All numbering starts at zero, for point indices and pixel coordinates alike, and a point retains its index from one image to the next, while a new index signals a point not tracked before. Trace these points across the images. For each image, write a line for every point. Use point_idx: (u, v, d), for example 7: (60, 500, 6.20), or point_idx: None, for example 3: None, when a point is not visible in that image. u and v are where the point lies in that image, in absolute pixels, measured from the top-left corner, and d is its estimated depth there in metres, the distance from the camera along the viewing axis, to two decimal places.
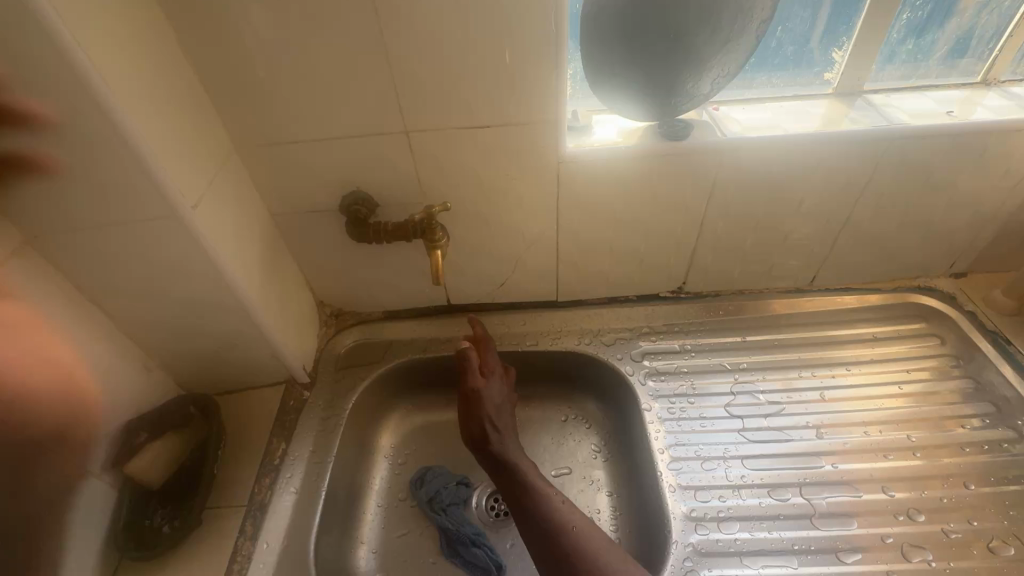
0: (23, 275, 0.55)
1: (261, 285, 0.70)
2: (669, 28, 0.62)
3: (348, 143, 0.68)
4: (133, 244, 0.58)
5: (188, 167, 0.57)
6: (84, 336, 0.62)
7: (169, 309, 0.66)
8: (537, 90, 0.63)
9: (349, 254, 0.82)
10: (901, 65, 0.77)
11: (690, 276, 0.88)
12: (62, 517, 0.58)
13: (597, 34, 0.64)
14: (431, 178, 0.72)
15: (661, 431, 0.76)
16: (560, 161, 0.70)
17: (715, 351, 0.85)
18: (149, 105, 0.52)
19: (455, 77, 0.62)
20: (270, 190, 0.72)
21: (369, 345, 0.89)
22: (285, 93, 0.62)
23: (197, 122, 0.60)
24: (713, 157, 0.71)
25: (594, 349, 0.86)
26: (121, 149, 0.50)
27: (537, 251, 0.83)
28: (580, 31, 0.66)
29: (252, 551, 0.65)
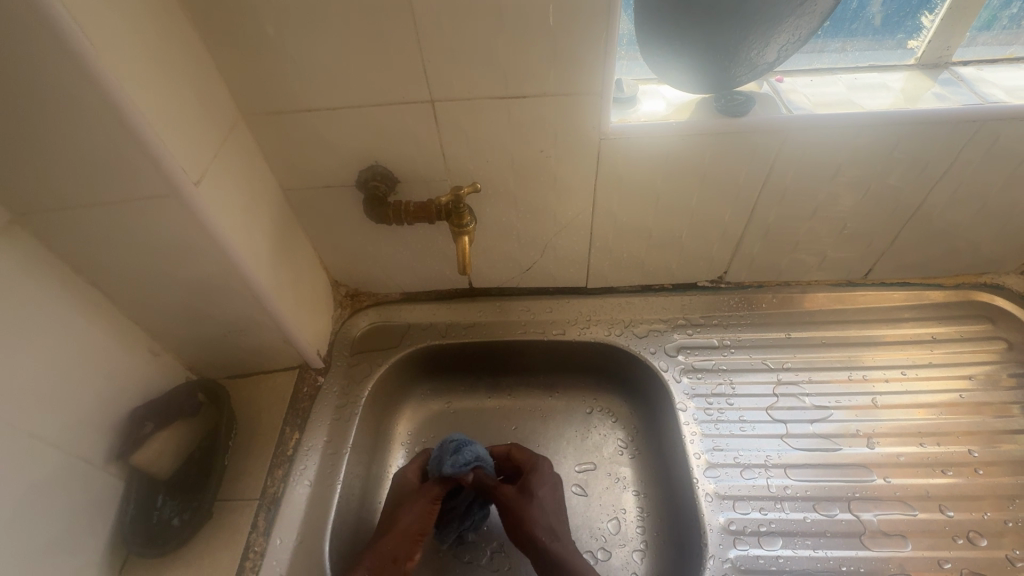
0: (14, 257, 0.51)
1: (272, 268, 0.65)
2: None
3: (366, 113, 0.61)
4: (132, 224, 0.53)
5: (190, 140, 0.51)
6: (84, 321, 0.58)
7: (174, 293, 0.61)
8: (582, 56, 0.55)
9: (367, 233, 0.76)
10: (1000, 33, 0.67)
11: (733, 266, 0.81)
12: (67, 512, 0.55)
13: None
14: (458, 154, 0.65)
15: (697, 434, 0.71)
16: (603, 138, 0.63)
17: (756, 347, 0.79)
18: (143, 68, 0.46)
19: (490, 40, 0.54)
20: (281, 163, 0.66)
21: (386, 328, 0.85)
22: (297, 55, 0.55)
23: (199, 87, 0.53)
24: (777, 140, 0.63)
25: (625, 341, 0.81)
26: (113, 120, 0.44)
27: (569, 236, 0.76)
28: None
29: (265, 548, 0.62)
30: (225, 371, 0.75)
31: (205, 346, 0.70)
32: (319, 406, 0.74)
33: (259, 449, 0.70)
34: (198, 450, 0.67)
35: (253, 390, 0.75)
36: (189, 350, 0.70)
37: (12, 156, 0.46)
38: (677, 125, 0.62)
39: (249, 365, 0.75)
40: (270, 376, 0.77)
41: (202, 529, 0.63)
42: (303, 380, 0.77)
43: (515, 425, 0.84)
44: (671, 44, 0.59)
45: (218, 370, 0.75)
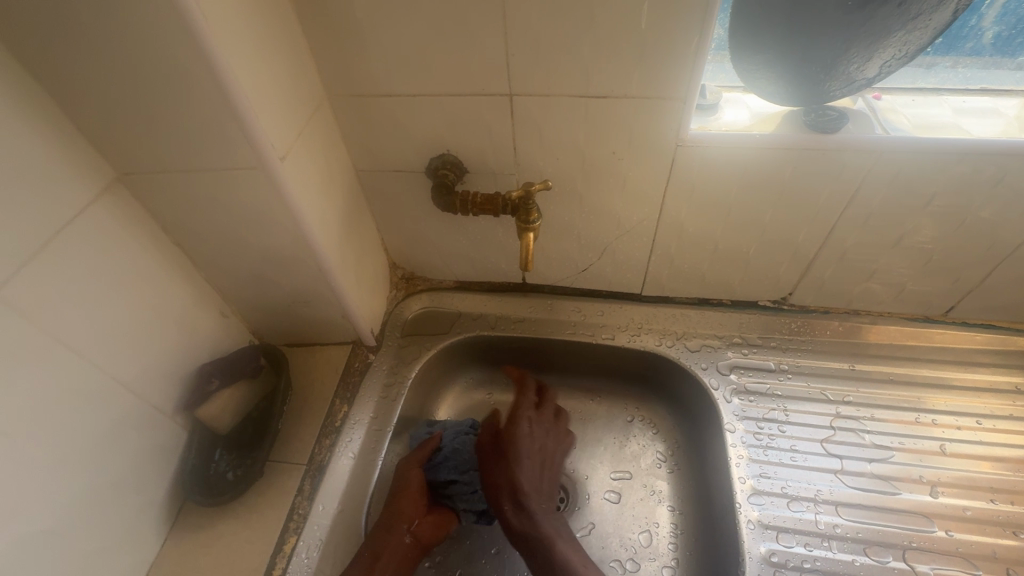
0: (115, 213, 0.54)
1: (339, 245, 0.67)
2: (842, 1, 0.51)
3: (445, 103, 0.61)
4: (220, 193, 0.56)
5: (279, 116, 0.53)
6: (168, 279, 0.62)
7: (248, 261, 0.64)
8: (671, 58, 0.54)
9: (430, 219, 0.78)
10: None
11: (800, 288, 0.78)
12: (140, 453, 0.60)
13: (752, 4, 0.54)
14: (530, 149, 0.65)
15: (744, 458, 0.69)
16: (680, 144, 0.61)
17: (816, 376, 0.76)
18: (245, 43, 0.48)
19: (578, 38, 0.53)
20: (357, 145, 0.68)
21: (436, 314, 0.86)
22: (386, 41, 0.56)
23: (292, 66, 0.55)
24: (867, 160, 0.59)
25: (676, 353, 0.79)
26: (215, 93, 0.46)
27: (630, 241, 0.75)
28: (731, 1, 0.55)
29: (308, 511, 0.64)
30: (284, 339, 0.79)
31: (270, 313, 0.73)
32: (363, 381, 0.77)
33: (310, 417, 0.73)
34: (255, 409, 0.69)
35: (309, 360, 0.79)
36: (255, 315, 0.74)
37: (124, 121, 0.49)
38: (760, 138, 0.60)
39: (307, 336, 0.78)
40: (326, 348, 0.80)
41: (253, 485, 0.66)
42: (355, 355, 0.79)
43: None
44: (767, 49, 0.56)
45: (278, 337, 0.78)
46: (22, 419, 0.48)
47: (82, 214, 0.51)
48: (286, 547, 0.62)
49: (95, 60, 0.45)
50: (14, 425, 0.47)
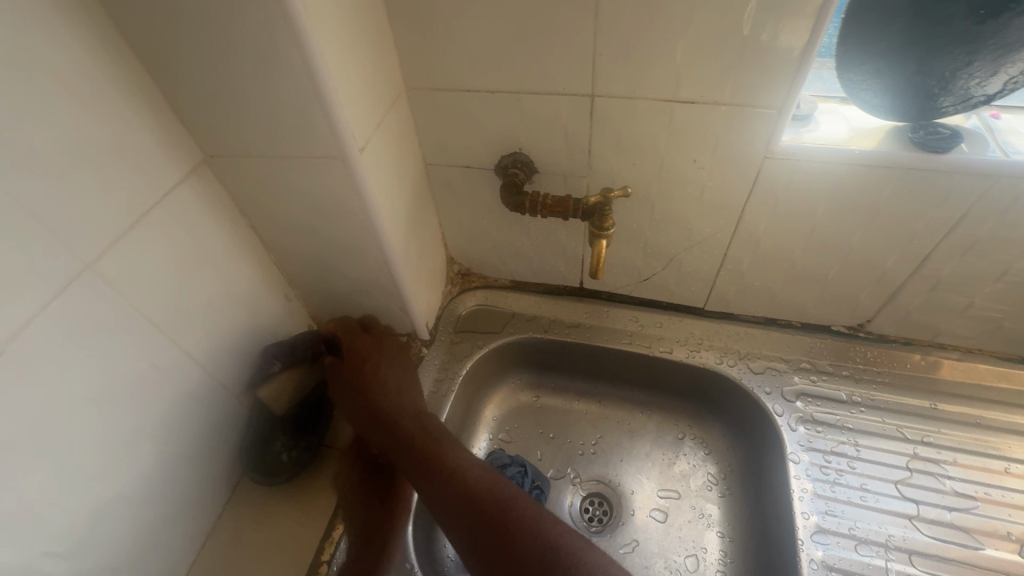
0: (200, 193, 0.56)
1: (404, 238, 0.67)
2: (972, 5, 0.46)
3: (523, 101, 0.60)
4: (300, 180, 0.56)
5: (362, 108, 0.53)
6: (241, 260, 0.63)
7: (316, 248, 0.65)
8: (771, 65, 0.50)
9: (493, 217, 0.77)
10: None
11: (880, 316, 0.73)
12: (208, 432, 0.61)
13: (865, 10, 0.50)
14: (605, 153, 0.63)
15: (808, 492, 0.65)
16: (767, 156, 0.58)
17: (891, 411, 0.71)
18: (337, 33, 0.47)
19: (672, 39, 0.51)
20: (429, 139, 0.68)
21: (490, 312, 0.86)
22: (471, 36, 0.55)
23: (377, 57, 0.55)
24: (980, 185, 0.54)
25: (737, 373, 0.76)
26: (305, 83, 0.46)
27: (700, 253, 0.72)
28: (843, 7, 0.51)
29: (356, 500, 0.65)
30: None
31: (332, 299, 0.74)
32: (397, 364, 0.74)
33: None
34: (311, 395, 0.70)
35: None
36: (317, 301, 0.75)
37: (216, 105, 0.50)
38: (858, 154, 0.55)
39: None
40: None
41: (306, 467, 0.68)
42: (408, 348, 0.80)
43: (600, 435, 0.82)
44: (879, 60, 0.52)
45: None
46: (121, 388, 0.50)
47: (172, 193, 0.53)
48: (334, 533, 0.63)
49: (196, 45, 0.45)
50: (116, 393, 0.49)
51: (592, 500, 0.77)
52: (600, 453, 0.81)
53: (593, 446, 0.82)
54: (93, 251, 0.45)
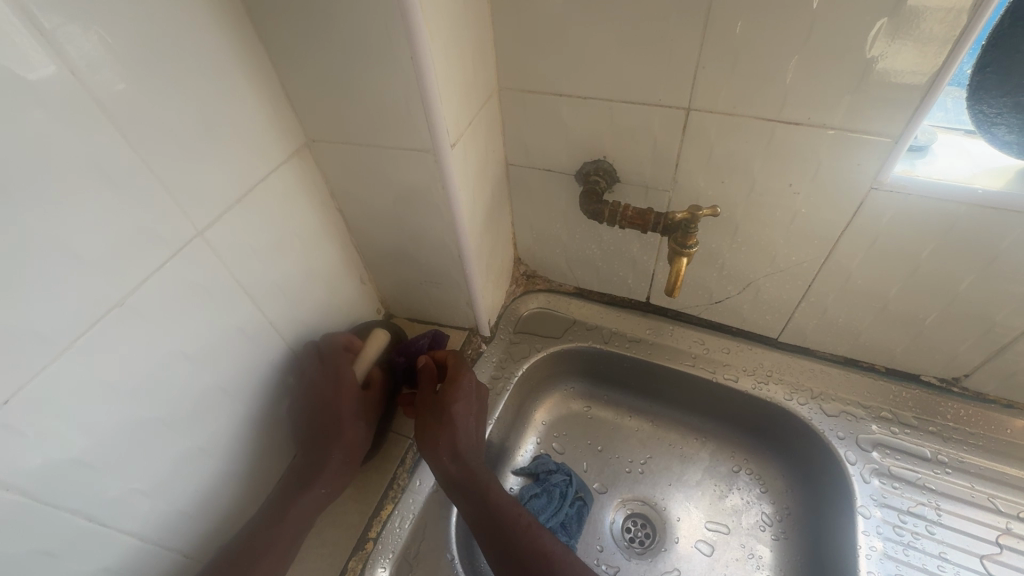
0: (299, 173, 0.60)
1: (479, 235, 0.69)
2: None
3: (615, 109, 0.59)
4: (391, 170, 0.59)
5: (459, 105, 0.54)
6: (326, 240, 0.67)
7: (396, 235, 0.68)
8: (891, 91, 0.47)
9: (566, 223, 0.77)
10: None
11: (981, 372, 0.66)
12: (286, 403, 0.65)
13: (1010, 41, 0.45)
14: (693, 168, 0.61)
15: (877, 552, 0.61)
16: (872, 188, 0.54)
17: (983, 478, 0.64)
18: (445, 32, 0.49)
19: (784, 56, 0.49)
20: (514, 139, 0.68)
21: (551, 317, 0.85)
22: (572, 42, 0.55)
23: (478, 56, 0.56)
24: None
25: (807, 412, 0.71)
26: (410, 78, 0.48)
27: (781, 281, 0.68)
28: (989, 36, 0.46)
29: (406, 484, 0.67)
30: (406, 312, 0.82)
31: (402, 286, 0.77)
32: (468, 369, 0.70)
33: None
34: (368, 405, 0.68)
35: None
36: (388, 286, 0.78)
37: (325, 92, 0.53)
38: (981, 194, 0.51)
39: (428, 314, 0.81)
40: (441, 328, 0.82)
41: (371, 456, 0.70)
42: (468, 342, 0.81)
43: (649, 455, 0.80)
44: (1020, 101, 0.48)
45: (402, 310, 0.82)
46: (220, 352, 0.53)
47: (276, 171, 0.56)
48: (383, 513, 0.65)
49: (316, 34, 0.48)
50: (217, 358, 0.53)
51: (635, 520, 0.75)
52: (648, 474, 0.79)
53: (640, 466, 0.80)
54: (208, 219, 0.49)
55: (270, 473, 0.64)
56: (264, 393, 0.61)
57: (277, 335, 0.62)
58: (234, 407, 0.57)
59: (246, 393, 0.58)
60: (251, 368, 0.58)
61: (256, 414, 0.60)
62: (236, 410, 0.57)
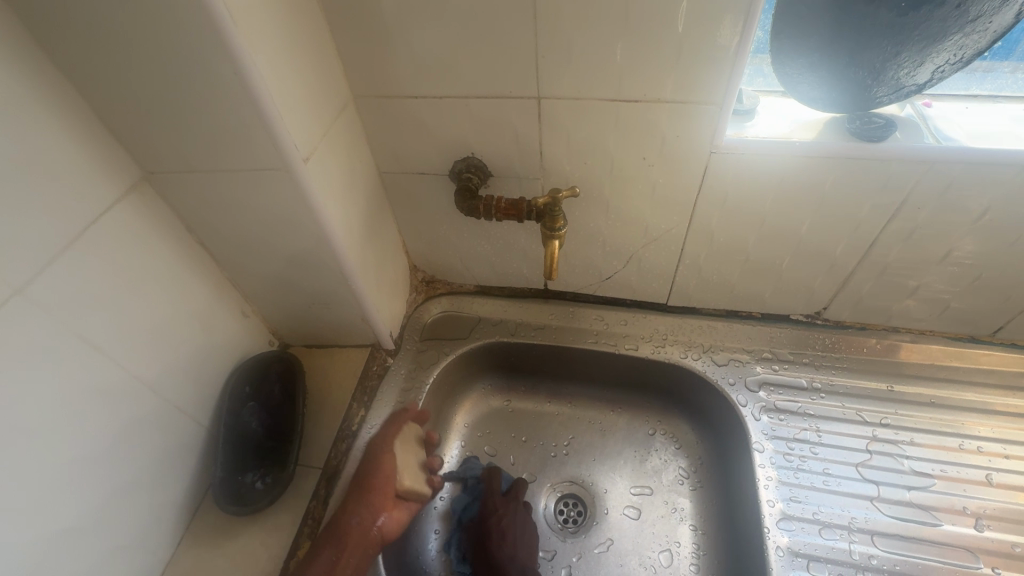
0: (140, 211, 0.55)
1: (360, 248, 0.67)
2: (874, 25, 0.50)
3: (470, 106, 0.60)
4: (247, 193, 0.56)
5: (305, 117, 0.53)
6: (190, 277, 0.62)
7: (272, 262, 0.65)
8: (704, 61, 0.52)
9: (452, 224, 0.76)
10: None
11: (835, 303, 0.74)
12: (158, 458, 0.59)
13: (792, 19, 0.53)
14: (556, 153, 0.63)
15: (773, 480, 0.67)
16: (713, 152, 0.59)
17: (850, 396, 0.73)
18: (272, 46, 0.47)
19: (610, 40, 0.52)
20: (380, 147, 0.67)
21: (455, 319, 0.85)
22: (413, 45, 0.56)
23: (318, 66, 0.55)
24: (915, 169, 0.56)
25: (702, 366, 0.77)
26: (241, 95, 0.46)
27: (658, 250, 0.73)
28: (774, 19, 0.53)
29: (322, 517, 0.64)
30: (303, 339, 0.78)
31: (291, 313, 0.73)
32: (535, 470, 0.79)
33: (326, 420, 0.72)
34: (259, 425, 0.67)
35: (326, 362, 0.78)
36: (277, 315, 0.74)
37: (151, 121, 0.49)
38: (802, 146, 0.57)
39: (326, 338, 0.78)
40: (343, 350, 0.79)
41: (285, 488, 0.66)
42: (373, 359, 0.78)
43: (571, 436, 0.82)
44: (836, 56, 0.53)
45: (297, 337, 0.78)
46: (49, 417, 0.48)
47: (109, 212, 0.52)
48: (299, 552, 0.62)
49: (122, 57, 0.44)
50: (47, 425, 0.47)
51: (566, 502, 0.77)
52: (572, 454, 0.81)
53: (563, 448, 0.82)
54: (24, 274, 0.45)
55: (142, 539, 0.59)
56: (126, 453, 0.56)
57: (138, 389, 0.56)
58: (80, 478, 0.51)
59: (98, 459, 0.53)
60: (102, 430, 0.53)
61: (115, 479, 0.55)
62: (85, 481, 0.52)
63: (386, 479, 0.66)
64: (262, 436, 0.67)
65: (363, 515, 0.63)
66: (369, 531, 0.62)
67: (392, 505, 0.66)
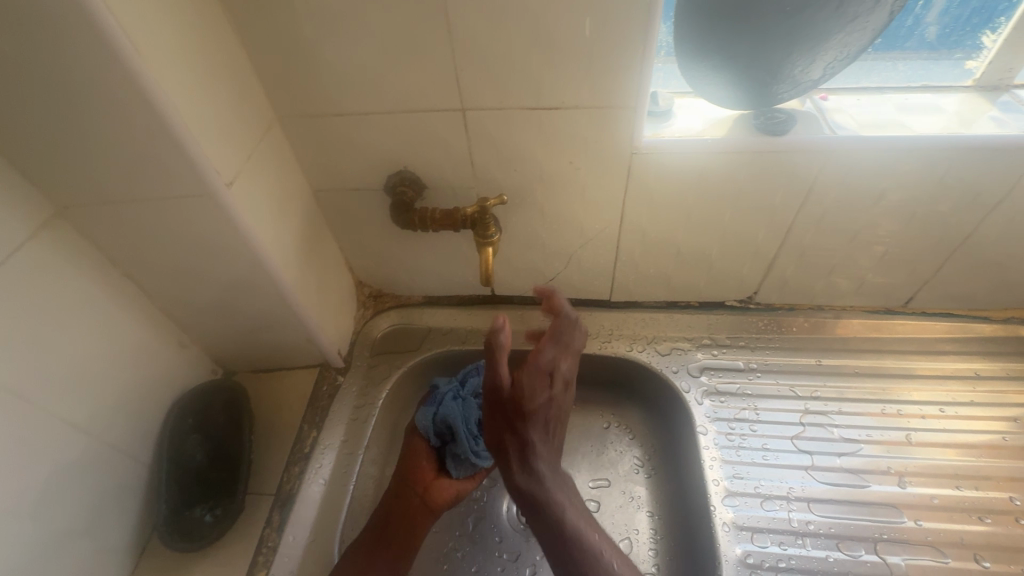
0: (55, 247, 0.53)
1: (298, 268, 0.66)
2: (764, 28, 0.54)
3: (396, 121, 0.61)
4: (170, 221, 0.54)
5: (224, 141, 0.52)
6: (117, 310, 0.60)
7: (205, 289, 0.63)
8: (614, 68, 0.54)
9: (393, 237, 0.77)
10: None
11: (764, 287, 0.79)
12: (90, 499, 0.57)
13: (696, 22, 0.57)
14: (487, 162, 0.65)
15: (717, 460, 0.70)
16: (634, 153, 0.62)
17: (783, 373, 0.77)
18: (182, 72, 0.47)
19: (524, 52, 0.54)
20: (311, 166, 0.67)
21: (405, 331, 0.85)
22: (333, 64, 0.56)
23: (234, 88, 0.54)
24: (816, 158, 0.61)
25: (646, 357, 0.79)
26: (153, 122, 0.46)
27: (595, 249, 0.75)
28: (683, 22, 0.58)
29: (277, 543, 0.63)
30: (247, 365, 0.77)
31: (232, 339, 0.72)
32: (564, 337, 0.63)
33: (276, 445, 0.71)
34: (205, 456, 0.66)
35: (273, 386, 0.77)
36: (216, 343, 0.72)
37: (58, 154, 0.48)
38: (713, 143, 0.61)
39: (272, 362, 0.77)
40: (290, 372, 0.78)
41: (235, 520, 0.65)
42: (322, 379, 0.78)
43: None
44: (736, 53, 0.57)
45: (240, 364, 0.76)
46: None
47: (17, 250, 0.50)
48: None
49: (19, 90, 0.43)
50: None
51: None
52: None
53: None
54: None
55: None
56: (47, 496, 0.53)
57: (61, 429, 0.54)
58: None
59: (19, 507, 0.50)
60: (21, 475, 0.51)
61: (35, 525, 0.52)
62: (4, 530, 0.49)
63: (423, 455, 0.71)
64: (209, 468, 0.66)
65: (406, 487, 0.68)
66: (412, 501, 0.68)
67: (433, 477, 0.70)
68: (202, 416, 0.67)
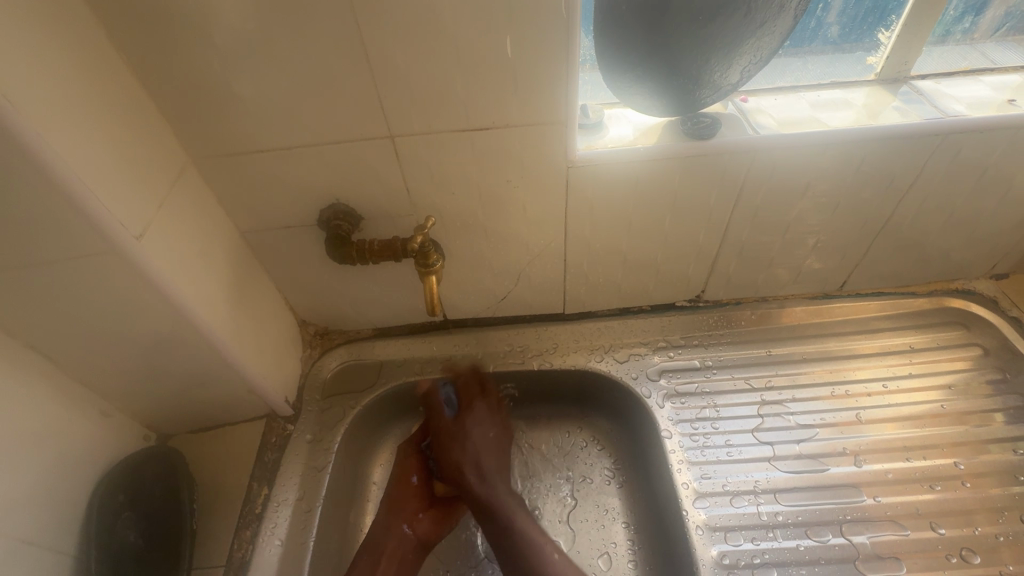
0: None
1: (231, 316, 0.62)
2: (683, 33, 0.55)
3: (322, 153, 0.58)
4: (73, 283, 0.49)
5: (127, 192, 0.48)
6: (23, 388, 0.54)
7: (125, 351, 0.58)
8: (540, 84, 0.54)
9: (333, 273, 0.73)
10: (941, 56, 0.72)
11: (711, 284, 0.81)
12: None
13: (614, 31, 0.57)
14: (422, 187, 0.63)
15: (684, 462, 0.70)
16: (571, 166, 0.62)
17: (738, 367, 0.79)
18: (68, 123, 0.43)
19: (446, 74, 0.53)
20: (234, 207, 0.63)
21: (356, 367, 0.80)
22: (245, 100, 0.53)
23: (134, 132, 0.50)
24: (744, 158, 0.63)
25: (606, 366, 0.79)
26: (40, 179, 0.41)
27: (544, 264, 0.74)
28: (601, 34, 0.57)
29: None
30: (184, 425, 0.71)
31: (163, 401, 0.66)
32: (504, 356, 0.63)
33: (224, 510, 0.66)
34: (140, 535, 0.60)
35: (216, 444, 0.71)
36: (146, 406, 0.66)
37: None
38: (645, 151, 0.61)
39: (213, 419, 0.71)
40: (234, 427, 0.73)
41: None
42: (271, 430, 0.73)
43: None
44: (657, 61, 0.58)
45: (177, 425, 0.70)
46: None
47: None
48: None
49: None
50: None
51: None
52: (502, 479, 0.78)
53: None
54: None
55: None
56: None
57: None
58: None
59: None
60: None
61: None
62: None
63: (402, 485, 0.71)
64: (146, 547, 0.60)
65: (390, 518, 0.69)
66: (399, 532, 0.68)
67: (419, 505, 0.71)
68: (132, 491, 0.62)
